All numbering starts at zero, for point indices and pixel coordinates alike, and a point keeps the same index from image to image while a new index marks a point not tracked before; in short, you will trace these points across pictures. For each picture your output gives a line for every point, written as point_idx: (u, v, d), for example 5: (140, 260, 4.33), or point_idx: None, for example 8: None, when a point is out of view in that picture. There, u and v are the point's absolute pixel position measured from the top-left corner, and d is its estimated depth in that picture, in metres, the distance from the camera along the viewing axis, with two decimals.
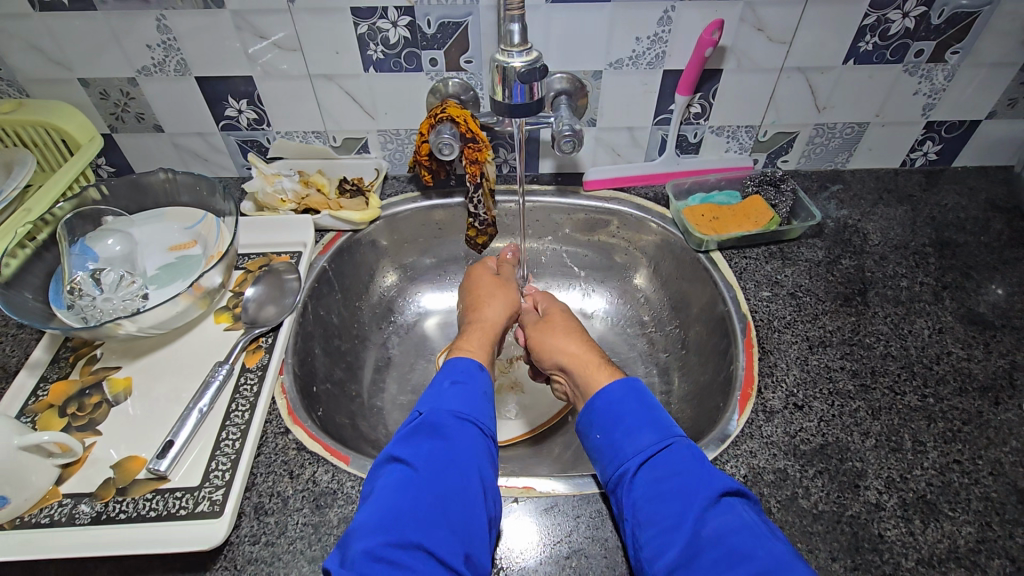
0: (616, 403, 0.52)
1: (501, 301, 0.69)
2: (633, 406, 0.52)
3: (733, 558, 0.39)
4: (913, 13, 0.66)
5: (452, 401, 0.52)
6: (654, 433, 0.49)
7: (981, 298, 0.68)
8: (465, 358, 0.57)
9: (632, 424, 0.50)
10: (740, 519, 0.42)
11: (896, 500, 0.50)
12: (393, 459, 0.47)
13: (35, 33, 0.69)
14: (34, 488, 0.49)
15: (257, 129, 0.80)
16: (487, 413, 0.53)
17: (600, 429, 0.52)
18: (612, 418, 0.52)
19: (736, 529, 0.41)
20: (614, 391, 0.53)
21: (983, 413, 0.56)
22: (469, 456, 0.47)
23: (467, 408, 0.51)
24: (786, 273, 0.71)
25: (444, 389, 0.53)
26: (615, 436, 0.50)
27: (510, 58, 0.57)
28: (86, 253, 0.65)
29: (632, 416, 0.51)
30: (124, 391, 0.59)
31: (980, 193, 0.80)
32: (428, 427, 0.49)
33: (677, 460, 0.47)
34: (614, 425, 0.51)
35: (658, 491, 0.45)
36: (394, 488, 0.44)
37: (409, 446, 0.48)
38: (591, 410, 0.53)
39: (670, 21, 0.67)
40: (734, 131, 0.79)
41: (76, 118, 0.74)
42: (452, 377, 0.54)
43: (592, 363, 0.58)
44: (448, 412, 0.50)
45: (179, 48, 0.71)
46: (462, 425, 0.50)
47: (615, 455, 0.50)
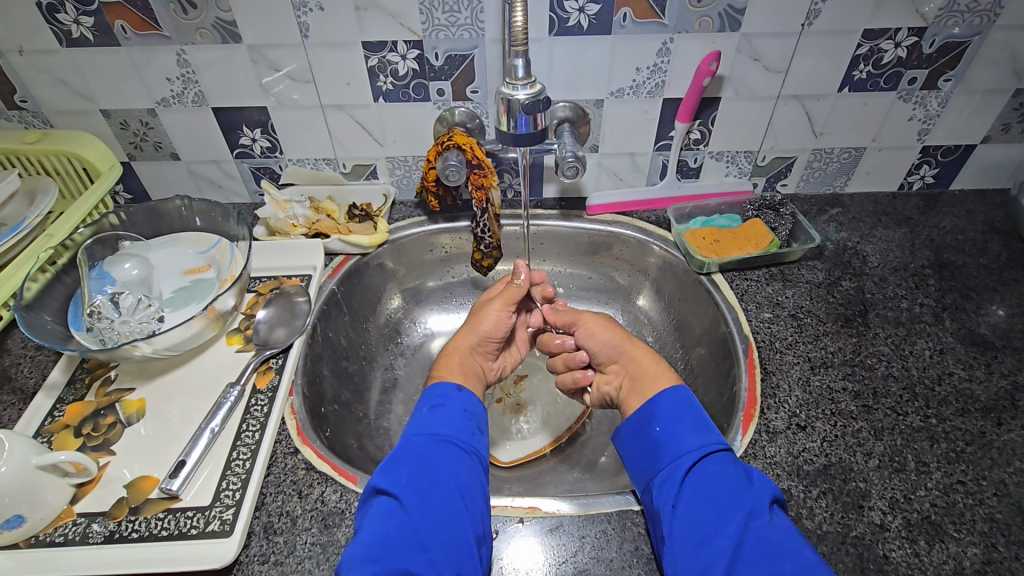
0: (683, 403, 0.53)
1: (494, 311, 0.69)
2: (692, 410, 0.53)
3: (782, 558, 0.41)
4: (904, 43, 0.68)
5: (434, 426, 0.52)
6: (714, 434, 0.51)
7: (982, 319, 0.68)
8: (443, 382, 0.58)
9: (692, 424, 0.52)
10: (786, 526, 0.44)
11: (901, 521, 0.51)
12: (377, 491, 0.47)
13: (61, 68, 0.72)
14: (49, 507, 0.50)
15: (270, 156, 0.83)
16: (469, 432, 0.53)
17: (661, 423, 0.53)
18: (676, 415, 0.53)
19: (785, 534, 0.43)
20: (681, 393, 0.55)
21: (986, 434, 0.57)
22: (451, 480, 0.48)
23: (447, 431, 0.52)
24: (787, 294, 0.72)
25: (423, 416, 0.54)
26: (677, 430, 0.51)
27: (515, 90, 0.59)
28: (104, 277, 0.67)
29: (693, 417, 0.52)
30: (137, 412, 0.60)
31: (977, 216, 0.81)
32: (408, 453, 0.50)
33: (732, 461, 0.48)
34: (677, 422, 0.52)
35: (715, 485, 0.47)
36: (378, 519, 0.44)
37: (390, 474, 0.48)
38: (654, 405, 0.54)
39: (669, 52, 0.69)
40: (733, 156, 0.81)
41: (97, 146, 0.77)
42: (431, 403, 0.55)
43: (654, 366, 0.59)
44: (429, 437, 0.51)
45: (197, 80, 0.74)
46: (442, 449, 0.51)
47: (672, 448, 0.50)
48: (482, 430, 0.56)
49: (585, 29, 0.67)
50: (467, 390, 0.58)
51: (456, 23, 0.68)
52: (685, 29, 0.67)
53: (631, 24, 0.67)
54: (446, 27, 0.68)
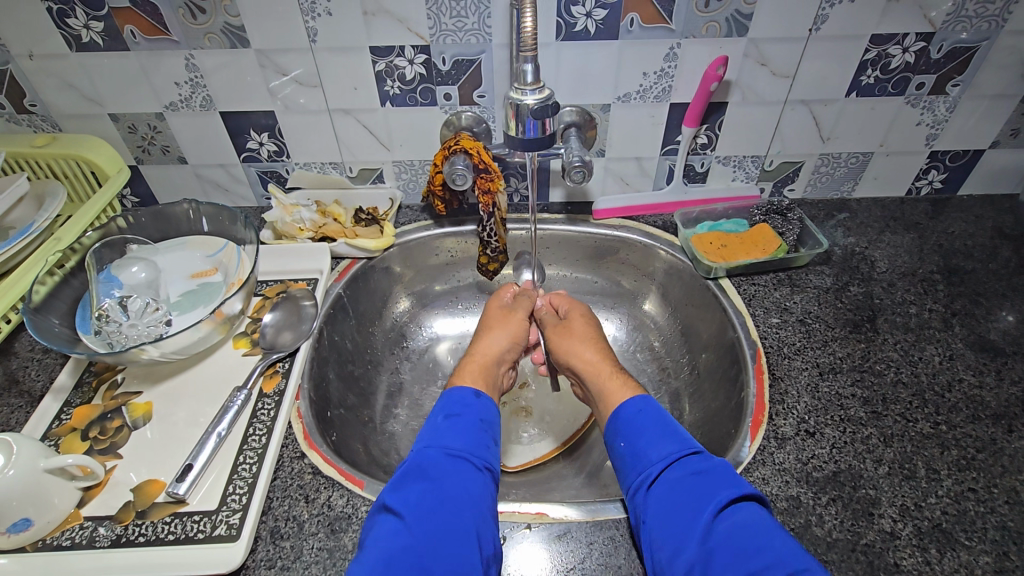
0: (642, 414, 0.53)
1: (500, 333, 0.69)
2: (656, 419, 0.53)
3: (751, 554, 0.39)
4: (912, 48, 0.68)
5: (447, 438, 0.52)
6: (676, 442, 0.50)
7: (991, 325, 0.68)
8: (461, 387, 0.59)
9: (655, 433, 0.51)
10: (758, 520, 0.42)
11: (911, 529, 0.50)
12: (385, 508, 0.47)
13: (71, 72, 0.72)
14: (56, 511, 0.50)
15: (276, 160, 0.83)
16: (483, 444, 0.53)
17: (624, 438, 0.53)
18: (635, 428, 0.52)
19: (754, 529, 0.41)
20: (637, 404, 0.55)
21: (997, 441, 0.56)
22: (461, 495, 0.48)
23: (460, 444, 0.52)
24: (795, 299, 0.72)
25: (438, 425, 0.54)
26: (638, 444, 0.51)
27: (524, 95, 0.59)
28: (112, 280, 0.67)
29: (655, 426, 0.52)
30: (144, 416, 0.60)
31: (986, 221, 0.81)
32: (420, 467, 0.50)
33: (698, 466, 0.47)
34: (637, 435, 0.52)
35: (676, 495, 0.46)
36: (382, 537, 0.44)
37: (400, 492, 0.48)
38: (616, 418, 0.54)
39: (676, 57, 0.69)
40: (740, 161, 0.81)
41: (105, 150, 0.77)
42: (446, 412, 0.56)
43: (606, 371, 0.61)
44: (441, 450, 0.51)
45: (205, 85, 0.74)
46: (454, 462, 0.50)
47: (638, 462, 0.50)
48: (496, 442, 0.56)
49: (592, 34, 0.67)
50: (484, 396, 0.59)
51: (463, 28, 0.68)
52: (693, 34, 0.67)
53: (638, 29, 0.67)
54: (453, 32, 0.68)
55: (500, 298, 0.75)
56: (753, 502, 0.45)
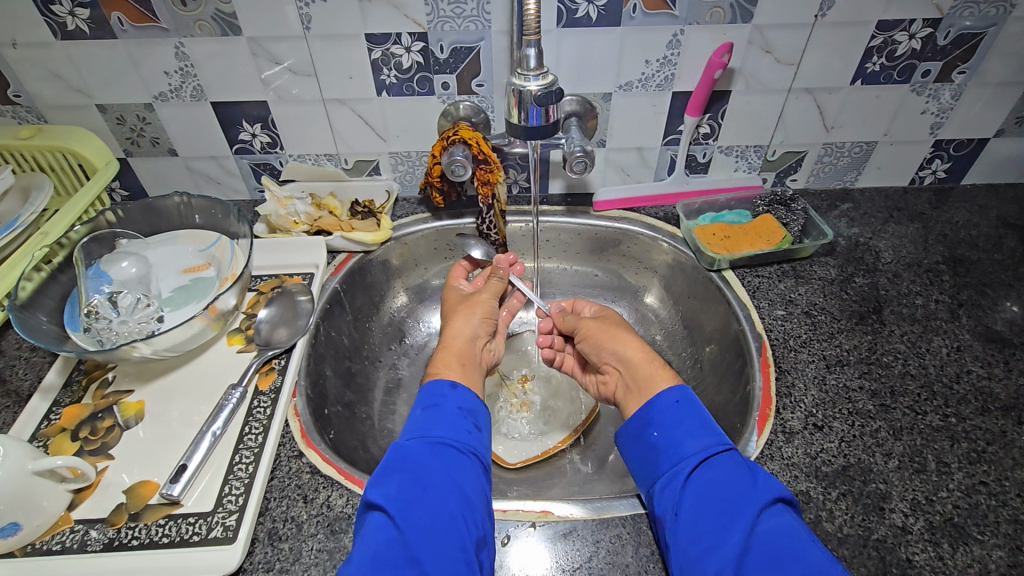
0: (680, 405, 0.51)
1: (471, 312, 0.67)
2: (694, 411, 0.51)
3: (785, 559, 0.39)
4: (919, 35, 0.67)
5: (427, 427, 0.51)
6: (715, 436, 0.49)
7: (997, 315, 0.67)
8: (436, 380, 0.56)
9: (692, 425, 0.50)
10: (792, 525, 0.42)
11: (923, 523, 0.49)
12: (370, 505, 0.45)
13: (56, 61, 0.70)
14: (45, 514, 0.48)
15: (270, 152, 0.81)
16: (466, 431, 0.52)
17: (658, 427, 0.51)
18: (673, 418, 0.51)
19: (790, 536, 0.41)
20: (674, 394, 0.52)
21: (1007, 433, 0.55)
22: (444, 484, 0.46)
23: (442, 432, 0.50)
24: (800, 291, 0.71)
25: (418, 418, 0.52)
26: (674, 435, 0.50)
27: (527, 81, 0.57)
28: (102, 276, 0.65)
29: (692, 419, 0.50)
30: (135, 415, 0.59)
31: (990, 211, 0.80)
32: (400, 459, 0.48)
33: (734, 464, 0.46)
34: (674, 425, 0.50)
35: (715, 490, 0.45)
36: (370, 536, 0.43)
37: (382, 486, 0.46)
38: (650, 409, 0.52)
39: (679, 44, 0.68)
40: (743, 151, 0.80)
41: (93, 142, 0.75)
42: (425, 403, 0.54)
43: (655, 363, 0.57)
44: (422, 440, 0.50)
45: (196, 74, 0.72)
46: (438, 452, 0.49)
47: (672, 453, 0.49)
48: (481, 427, 0.54)
49: (594, 20, 0.65)
50: (462, 385, 0.56)
51: (461, 15, 0.66)
52: (697, 20, 0.66)
53: (641, 15, 0.65)
54: (452, 18, 0.66)
55: (455, 284, 0.74)
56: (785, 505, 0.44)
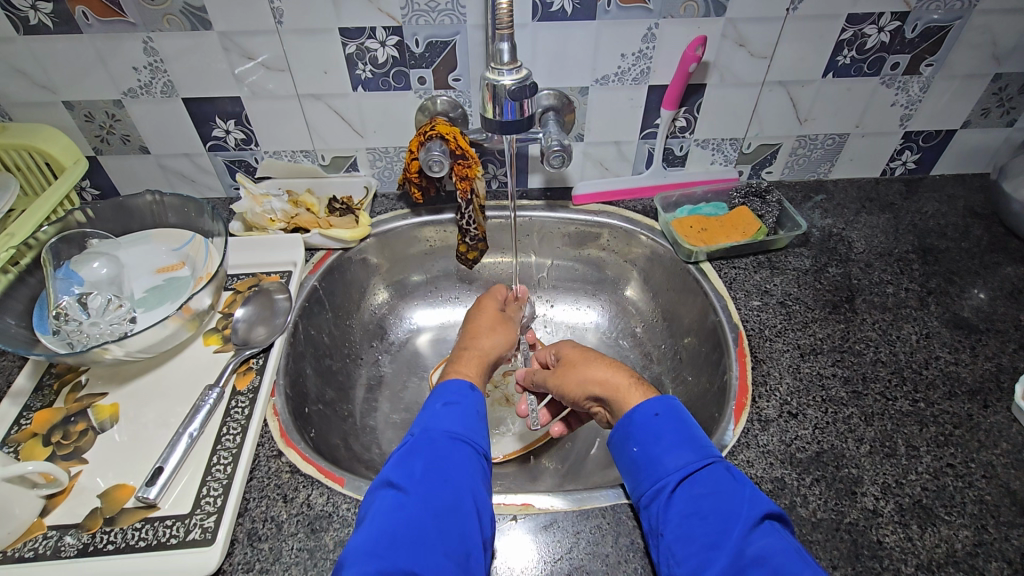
0: (658, 419, 0.51)
1: (502, 334, 0.68)
2: (675, 424, 0.51)
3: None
4: (888, 28, 0.68)
5: (446, 421, 0.51)
6: (696, 450, 0.49)
7: (964, 302, 0.69)
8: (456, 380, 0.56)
9: (671, 440, 0.49)
10: (782, 542, 0.41)
11: (893, 506, 0.51)
12: (387, 484, 0.46)
13: (19, 57, 0.68)
14: (17, 521, 0.48)
15: (244, 148, 0.80)
16: (481, 431, 0.52)
17: (638, 442, 0.51)
18: (651, 433, 0.50)
19: (780, 554, 0.40)
20: (653, 408, 0.52)
21: (973, 416, 0.57)
22: (464, 474, 0.47)
23: (460, 428, 0.51)
24: (775, 281, 0.72)
25: (437, 411, 0.52)
26: (654, 452, 0.49)
27: (500, 76, 0.57)
28: (71, 277, 0.64)
29: (673, 433, 0.50)
30: (111, 417, 0.58)
31: (958, 201, 0.82)
32: (420, 446, 0.48)
33: (717, 479, 0.46)
34: (653, 441, 0.50)
35: (699, 509, 0.45)
36: (384, 513, 0.43)
37: (403, 467, 0.47)
38: (629, 424, 0.52)
39: (654, 37, 0.68)
40: (719, 144, 0.81)
41: (60, 140, 0.73)
42: (444, 400, 0.53)
43: (624, 387, 0.56)
44: (442, 433, 0.49)
45: (166, 70, 0.70)
46: (454, 446, 0.49)
47: (653, 470, 0.49)
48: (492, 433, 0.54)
49: (569, 14, 0.65)
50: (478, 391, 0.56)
51: (436, 9, 0.66)
52: (671, 13, 0.66)
53: (616, 9, 0.65)
54: (427, 12, 0.66)
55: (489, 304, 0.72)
56: (774, 520, 0.44)
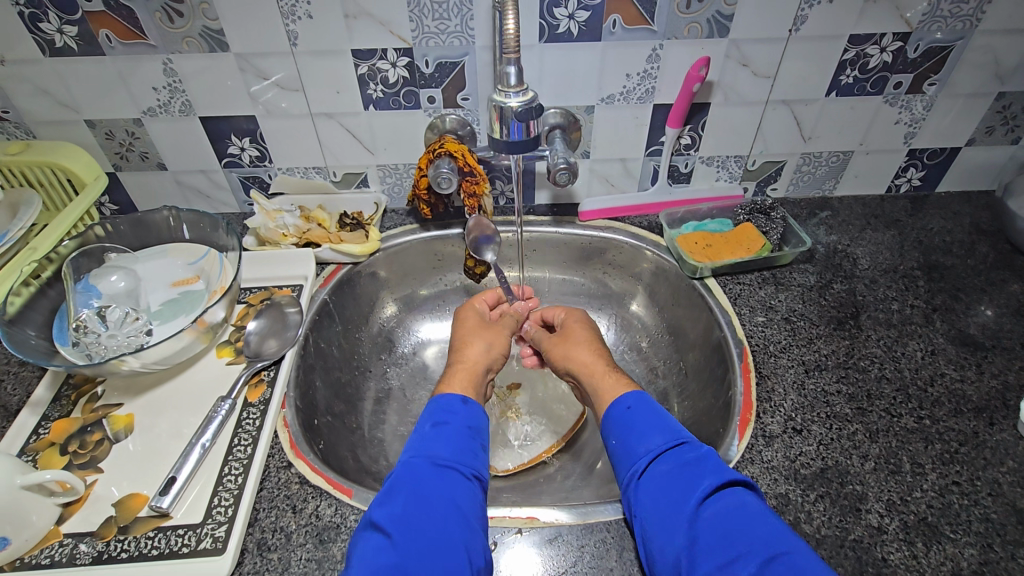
0: (631, 411, 0.54)
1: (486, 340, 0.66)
2: (645, 412, 0.53)
3: (733, 541, 0.41)
4: (890, 48, 0.69)
5: (433, 446, 0.52)
6: (665, 433, 0.51)
7: (970, 319, 0.69)
8: (447, 394, 0.57)
9: (644, 426, 0.52)
10: (740, 504, 0.44)
11: (898, 523, 0.51)
12: (372, 524, 0.45)
13: (45, 78, 0.71)
14: (34, 528, 0.49)
15: (259, 165, 0.82)
16: (470, 453, 0.53)
17: (615, 435, 0.53)
18: (625, 425, 0.53)
19: (738, 517, 0.43)
20: (626, 400, 0.55)
21: (979, 434, 0.57)
22: (448, 507, 0.47)
23: (447, 453, 0.51)
24: (780, 297, 0.72)
25: (426, 433, 0.53)
26: (628, 441, 0.52)
27: (507, 98, 0.59)
28: (90, 290, 0.66)
29: (644, 420, 0.53)
30: (125, 428, 0.59)
31: (964, 218, 0.83)
32: (407, 478, 0.49)
33: (684, 457, 0.49)
34: (628, 431, 0.52)
35: (665, 486, 0.47)
36: (367, 556, 0.43)
37: (386, 506, 0.46)
38: (606, 419, 0.55)
39: (658, 58, 0.69)
40: (724, 161, 0.82)
41: (82, 158, 0.76)
42: (433, 420, 0.55)
43: (600, 372, 0.61)
44: (427, 459, 0.50)
45: (184, 89, 0.73)
46: (441, 472, 0.50)
47: (628, 458, 0.51)
48: (485, 448, 0.55)
49: (575, 35, 0.67)
50: (472, 402, 0.57)
51: (445, 31, 0.68)
52: (675, 35, 0.67)
53: (621, 31, 0.67)
54: (436, 34, 0.68)
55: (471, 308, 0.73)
56: (738, 486, 0.46)
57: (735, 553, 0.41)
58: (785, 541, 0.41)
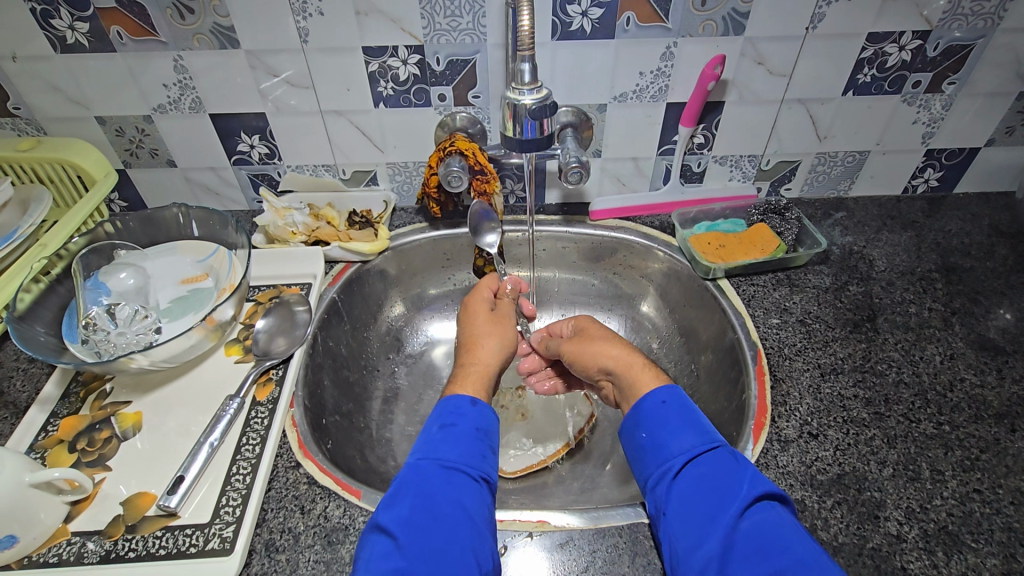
0: (665, 406, 0.53)
1: (496, 337, 0.66)
2: (680, 410, 0.52)
3: (769, 552, 0.41)
4: (909, 46, 0.68)
5: (441, 448, 0.50)
6: (699, 434, 0.50)
7: (990, 323, 0.68)
8: (455, 397, 0.56)
9: (678, 424, 0.51)
10: (777, 517, 0.43)
11: (918, 531, 0.50)
12: (378, 528, 0.45)
13: (56, 75, 0.71)
14: (41, 526, 0.49)
15: (268, 162, 0.82)
16: (479, 455, 0.51)
17: (647, 429, 0.52)
18: (657, 420, 0.52)
19: (775, 529, 0.42)
20: (661, 396, 0.54)
21: (1000, 441, 0.56)
22: (456, 512, 0.46)
23: (455, 455, 0.50)
24: (795, 299, 0.71)
25: (433, 435, 0.52)
26: (662, 437, 0.51)
27: (521, 95, 0.58)
28: (100, 287, 0.65)
29: (679, 419, 0.52)
30: (133, 426, 0.59)
31: (983, 219, 0.81)
32: (413, 481, 0.48)
33: (720, 461, 0.48)
34: (661, 426, 0.52)
35: (700, 488, 0.46)
36: (373, 561, 0.42)
37: (392, 510, 0.46)
38: (637, 411, 0.54)
39: (673, 56, 0.68)
40: (737, 160, 0.81)
41: (92, 154, 0.76)
42: (441, 422, 0.53)
43: (637, 366, 0.60)
44: (435, 462, 0.49)
45: (194, 86, 0.72)
46: (449, 476, 0.48)
47: (659, 454, 0.51)
48: (494, 449, 0.54)
49: (588, 33, 0.66)
50: (481, 403, 0.56)
51: (457, 28, 0.67)
52: (689, 33, 0.66)
53: (634, 29, 0.66)
54: (448, 31, 0.67)
55: (479, 297, 0.72)
56: (773, 497, 0.46)
57: (771, 565, 0.40)
58: (824, 559, 0.40)
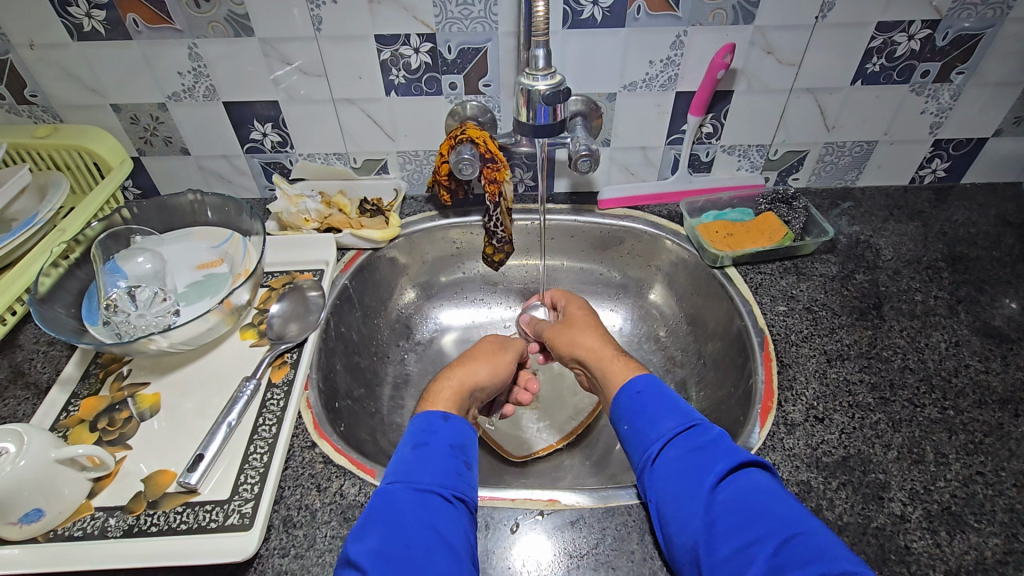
0: (641, 395, 0.54)
1: (486, 362, 0.64)
2: (657, 397, 0.54)
3: (748, 521, 0.42)
4: (918, 36, 0.68)
5: (414, 470, 0.49)
6: (677, 417, 0.51)
7: (996, 311, 0.68)
8: (427, 412, 0.55)
9: (654, 411, 0.52)
10: (752, 486, 0.44)
11: (921, 512, 0.51)
12: (350, 560, 0.43)
13: (72, 62, 0.71)
14: (66, 501, 0.50)
15: (280, 151, 0.82)
16: (455, 473, 0.50)
17: (626, 420, 0.54)
18: (636, 408, 0.54)
19: (752, 497, 0.43)
20: (636, 387, 0.55)
21: (1004, 425, 0.57)
22: (429, 537, 0.44)
23: (428, 478, 0.48)
24: (801, 287, 0.72)
25: (406, 457, 0.50)
26: (640, 425, 0.52)
27: (535, 81, 0.59)
28: (117, 271, 0.67)
29: (655, 404, 0.53)
30: (150, 407, 0.60)
31: (989, 209, 0.81)
32: (387, 506, 0.46)
33: (696, 441, 0.49)
34: (638, 415, 0.53)
35: (678, 469, 0.48)
36: None
37: (363, 542, 0.43)
38: (615, 406, 0.55)
39: (683, 45, 0.69)
40: (746, 150, 0.81)
41: (108, 142, 0.77)
42: (414, 441, 0.52)
43: (607, 356, 0.62)
44: (407, 485, 0.47)
45: (209, 74, 0.73)
46: (423, 499, 0.47)
47: (640, 442, 0.52)
48: (471, 466, 0.52)
49: (598, 21, 0.67)
50: (454, 418, 0.55)
51: (469, 16, 0.67)
52: (699, 21, 0.67)
53: (645, 17, 0.66)
54: (460, 20, 0.68)
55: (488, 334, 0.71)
56: (751, 467, 0.47)
57: (749, 535, 0.41)
58: (803, 523, 0.41)
